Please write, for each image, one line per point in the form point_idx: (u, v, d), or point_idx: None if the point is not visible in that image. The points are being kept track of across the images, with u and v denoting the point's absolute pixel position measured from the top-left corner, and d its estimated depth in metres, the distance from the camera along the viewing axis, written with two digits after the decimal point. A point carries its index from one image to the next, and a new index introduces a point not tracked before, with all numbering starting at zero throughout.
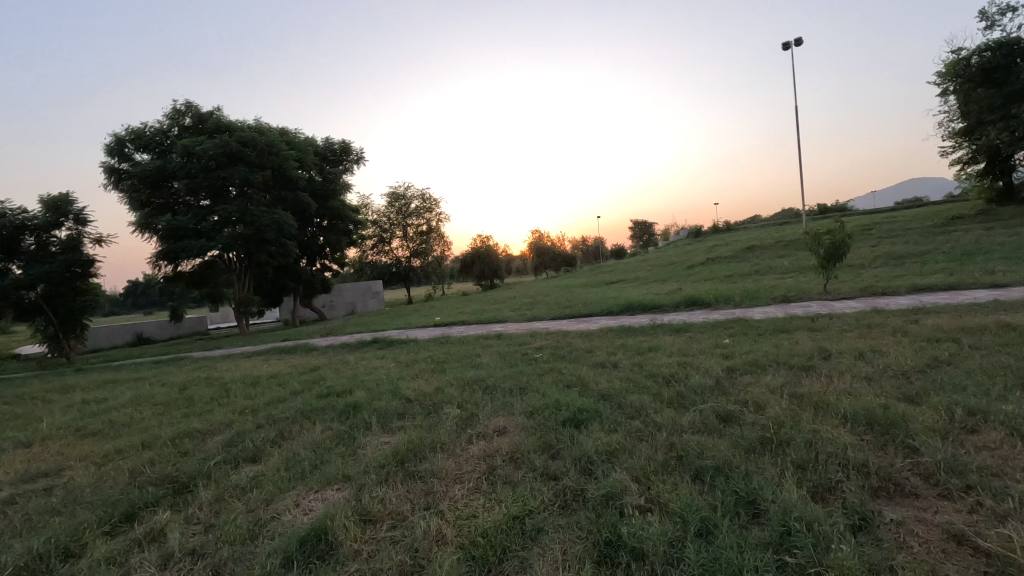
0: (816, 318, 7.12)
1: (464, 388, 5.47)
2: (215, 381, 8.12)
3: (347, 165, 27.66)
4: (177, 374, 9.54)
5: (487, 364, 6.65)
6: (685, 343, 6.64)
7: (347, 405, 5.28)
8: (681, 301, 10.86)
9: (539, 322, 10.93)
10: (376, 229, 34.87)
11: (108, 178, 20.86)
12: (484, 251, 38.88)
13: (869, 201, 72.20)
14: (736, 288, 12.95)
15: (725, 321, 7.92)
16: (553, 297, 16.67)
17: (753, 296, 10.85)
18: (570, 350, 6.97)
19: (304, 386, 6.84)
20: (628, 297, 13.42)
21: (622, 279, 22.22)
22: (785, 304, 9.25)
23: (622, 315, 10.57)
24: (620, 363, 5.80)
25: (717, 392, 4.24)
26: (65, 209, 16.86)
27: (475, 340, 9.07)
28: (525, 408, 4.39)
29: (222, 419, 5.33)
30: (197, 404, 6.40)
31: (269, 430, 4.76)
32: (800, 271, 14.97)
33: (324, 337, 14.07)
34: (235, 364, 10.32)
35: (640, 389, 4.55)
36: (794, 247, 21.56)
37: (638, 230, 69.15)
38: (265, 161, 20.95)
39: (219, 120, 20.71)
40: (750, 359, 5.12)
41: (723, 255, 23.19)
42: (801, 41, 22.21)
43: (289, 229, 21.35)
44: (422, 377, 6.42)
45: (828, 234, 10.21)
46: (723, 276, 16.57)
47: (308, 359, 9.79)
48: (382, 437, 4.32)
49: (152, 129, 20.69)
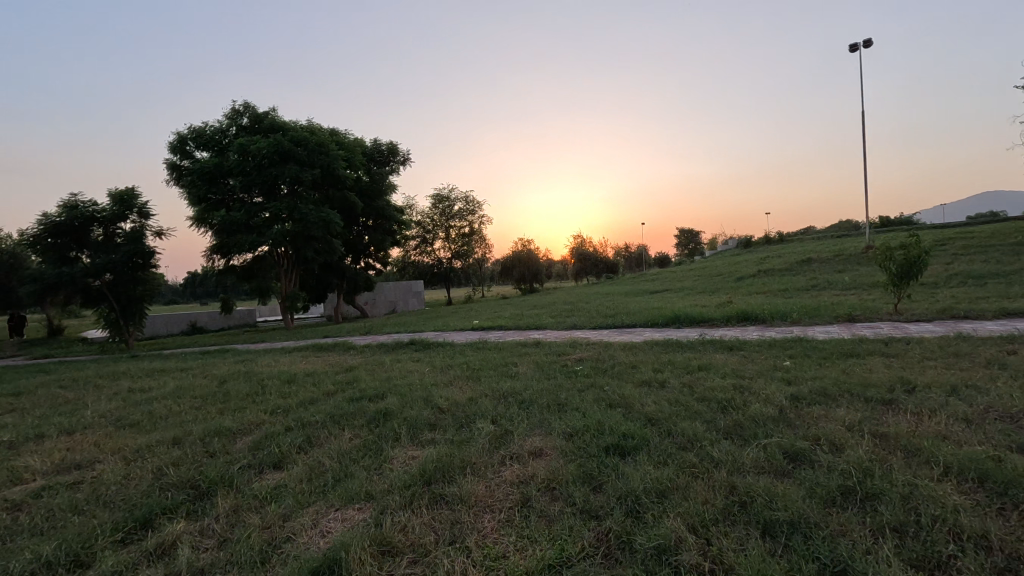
0: (890, 342, 6.44)
1: (499, 400, 5.18)
2: (254, 376, 8.18)
3: (394, 166, 28.04)
4: (219, 367, 9.69)
5: (524, 374, 6.33)
6: (739, 362, 6.11)
7: (377, 412, 5.10)
8: (732, 315, 10.21)
9: (579, 332, 10.52)
10: (419, 229, 35.28)
11: (170, 174, 21.91)
12: (525, 255, 38.66)
13: (938, 215, 67.57)
14: (792, 303, 12.13)
15: (783, 340, 7.30)
16: (595, 305, 16.23)
17: (812, 313, 10.08)
18: (612, 364, 6.56)
19: (337, 387, 6.71)
20: (674, 308, 12.80)
21: (666, 289, 21.46)
22: (851, 324, 8.48)
23: (668, 328, 10.03)
24: (668, 382, 5.37)
25: (782, 423, 3.77)
26: (131, 202, 17.76)
27: (512, 347, 8.78)
28: (564, 429, 4.05)
29: (253, 419, 5.25)
30: (232, 400, 6.38)
31: (297, 434, 4.62)
32: (864, 287, 13.91)
33: (362, 336, 14.13)
34: (274, 360, 10.43)
35: (692, 415, 4.13)
36: (856, 261, 20.21)
37: (684, 238, 67.25)
38: (315, 160, 21.47)
39: (273, 120, 21.43)
40: (818, 386, 4.59)
41: (776, 268, 21.99)
42: (871, 43, 20.84)
43: (336, 228, 21.77)
44: (457, 385, 6.17)
45: (901, 249, 9.36)
46: (778, 289, 15.61)
47: (344, 358, 9.75)
48: (410, 451, 4.07)
49: (212, 128, 21.61)
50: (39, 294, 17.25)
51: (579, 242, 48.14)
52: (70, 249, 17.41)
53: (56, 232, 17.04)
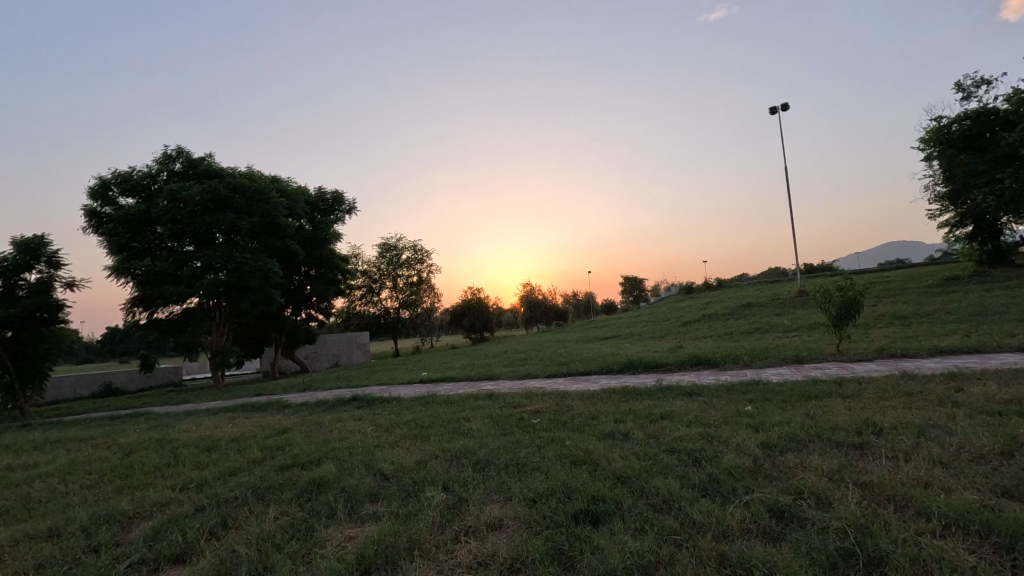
0: (842, 383, 6.47)
1: (452, 462, 4.65)
2: (167, 444, 7.16)
3: (339, 214, 27.37)
4: (128, 435, 8.47)
5: (479, 430, 5.84)
6: (701, 409, 5.90)
7: (311, 482, 4.43)
8: (685, 360, 10.18)
9: (533, 381, 10.12)
10: (365, 279, 34.30)
11: (89, 220, 20.25)
12: (474, 303, 38.32)
13: (853, 261, 73.68)
14: (740, 346, 12.34)
15: (740, 384, 7.21)
16: (548, 353, 15.94)
17: (761, 355, 10.22)
18: (571, 416, 6.18)
19: (266, 454, 5.90)
20: (628, 355, 12.70)
21: (616, 335, 21.57)
22: (800, 366, 8.60)
23: (624, 375, 9.84)
24: (633, 433, 5.05)
25: (760, 475, 3.51)
26: (38, 251, 16.11)
27: (465, 401, 8.24)
28: (527, 493, 3.60)
29: (159, 498, 4.42)
30: (136, 475, 5.44)
31: (210, 515, 3.87)
32: (803, 330, 14.46)
33: (300, 392, 13.03)
34: (196, 423, 9.29)
35: (665, 470, 3.81)
36: (791, 305, 21.24)
37: (629, 286, 69.26)
38: (254, 208, 20.54)
39: (210, 166, 20.55)
40: (787, 432, 4.40)
41: (719, 312, 22.74)
42: (788, 107, 22.83)
43: (275, 278, 20.65)
44: (404, 446, 5.57)
45: (838, 292, 9.75)
46: (724, 333, 15.99)
47: (277, 419, 8.81)
48: (346, 531, 3.45)
49: (140, 174, 20.39)
50: None
51: (529, 290, 48.42)
52: None
53: None
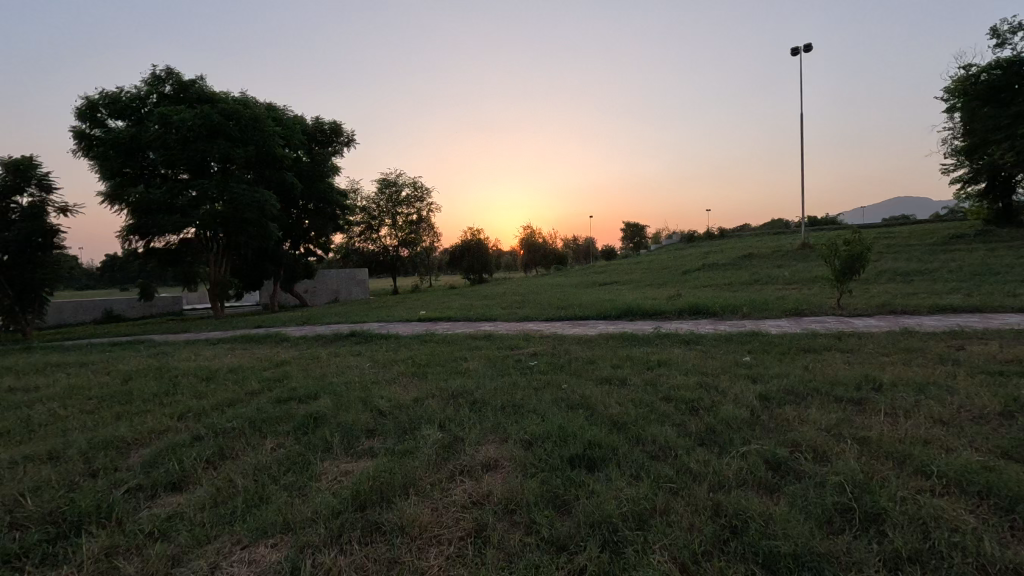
0: (842, 337, 6.44)
1: (449, 401, 4.66)
2: (166, 373, 7.20)
3: (337, 147, 26.51)
4: (127, 362, 8.54)
5: (476, 371, 5.84)
6: (699, 358, 5.89)
7: (307, 415, 4.45)
8: (684, 308, 10.15)
9: (531, 324, 10.13)
10: (364, 215, 33.80)
11: (77, 143, 19.55)
12: (474, 244, 38.05)
13: (858, 215, 72.86)
14: (739, 297, 12.31)
15: (739, 334, 7.19)
16: (546, 296, 15.94)
17: (760, 306, 10.18)
18: (568, 360, 6.18)
19: (263, 387, 5.93)
20: (626, 301, 12.68)
21: (615, 281, 21.53)
22: (800, 318, 8.57)
23: (622, 321, 9.84)
24: (630, 379, 5.04)
25: (757, 426, 3.50)
26: (28, 173, 15.64)
27: (462, 341, 8.25)
28: (522, 435, 3.60)
29: (156, 426, 4.45)
30: (135, 402, 5.48)
31: (208, 445, 3.90)
32: (803, 283, 14.40)
33: (299, 326, 13.10)
34: (195, 353, 9.36)
35: (661, 418, 3.80)
36: (793, 258, 21.08)
37: (630, 233, 68.65)
38: (248, 136, 19.80)
39: (201, 90, 19.61)
40: (785, 384, 4.38)
41: (719, 262, 22.60)
42: (811, 48, 21.58)
43: (272, 210, 20.25)
44: (401, 383, 5.58)
45: (845, 245, 9.57)
46: (723, 283, 15.93)
47: (275, 352, 8.85)
48: (342, 465, 3.47)
49: (129, 95, 19.48)
50: None
51: (529, 232, 47.96)
52: None
53: None
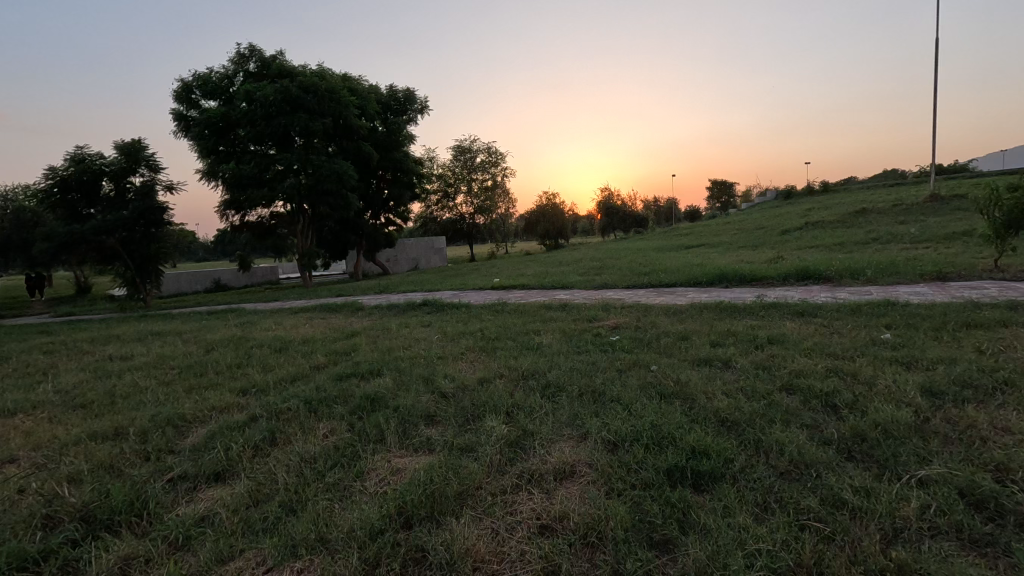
0: (1018, 308, 5.01)
1: (518, 384, 4.09)
2: (245, 343, 7.31)
3: (411, 115, 26.35)
4: (216, 331, 8.87)
5: (551, 347, 5.20)
6: (821, 334, 4.86)
7: (365, 396, 4.08)
8: (790, 273, 8.81)
9: (611, 292, 9.31)
10: (440, 183, 33.90)
11: (177, 124, 20.92)
12: (550, 209, 37.11)
13: (998, 161, 62.20)
14: (858, 258, 10.59)
15: (869, 304, 5.91)
16: (626, 261, 14.90)
17: (888, 269, 8.57)
18: (656, 335, 5.37)
19: (329, 361, 5.71)
20: (717, 265, 11.37)
21: (703, 244, 19.83)
22: (944, 284, 7.02)
23: (716, 288, 8.71)
24: (736, 361, 4.18)
25: (932, 436, 2.58)
26: (138, 155, 16.87)
27: (535, 311, 7.64)
28: (605, 434, 2.95)
29: (219, 403, 4.31)
30: (209, 374, 5.48)
31: (263, 426, 3.64)
32: (939, 240, 12.18)
33: (376, 295, 13.22)
34: (278, 322, 9.59)
35: (787, 415, 2.98)
36: (921, 212, 18.09)
37: (717, 192, 63.89)
38: (326, 107, 19.99)
39: (281, 65, 20.04)
40: (957, 374, 3.32)
41: (827, 219, 19.99)
42: None
43: (351, 181, 20.59)
44: (468, 360, 5.10)
45: (1009, 192, 7.67)
46: (833, 243, 13.92)
47: (349, 322, 8.79)
48: (394, 461, 3.04)
49: (217, 75, 20.39)
50: (54, 251, 16.73)
51: (606, 195, 45.90)
52: (81, 205, 16.70)
53: (63, 187, 16.32)
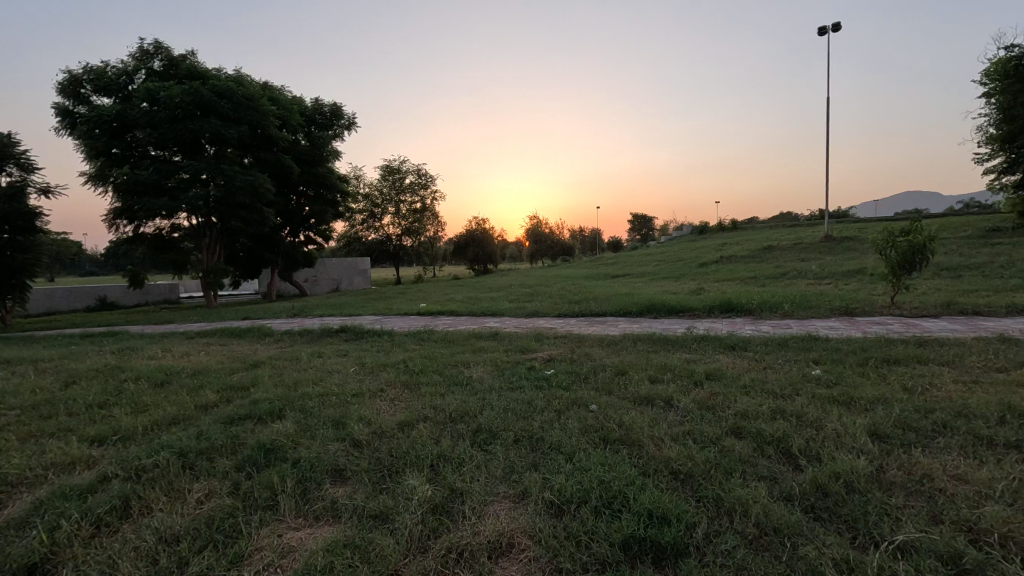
0: (927, 345, 5.28)
1: (444, 429, 3.59)
2: (118, 375, 6.16)
3: (338, 130, 25.27)
4: (84, 359, 7.49)
5: (483, 383, 4.73)
6: (757, 369, 4.81)
7: (258, 445, 3.37)
8: (714, 305, 9.03)
9: (542, 321, 9.05)
10: (366, 203, 32.74)
11: (61, 120, 18.48)
12: (479, 234, 37.01)
13: (873, 208, 71.08)
14: (772, 292, 11.17)
15: (793, 338, 6.01)
16: (556, 289, 14.82)
17: (801, 303, 9.01)
18: (593, 369, 5.08)
19: (220, 398, 4.85)
20: (645, 295, 11.52)
21: (628, 273, 20.39)
22: (853, 319, 7.43)
23: (646, 318, 8.72)
24: (678, 399, 3.96)
25: (893, 489, 2.41)
26: (8, 151, 14.61)
27: (464, 340, 7.15)
28: (547, 494, 2.54)
29: (60, 457, 3.39)
30: (59, 417, 4.43)
31: (114, 491, 2.84)
32: (839, 277, 13.21)
33: (289, 319, 12.06)
34: (166, 349, 8.31)
35: (741, 466, 2.72)
36: (819, 250, 19.80)
37: (638, 224, 67.35)
38: (242, 115, 18.58)
39: (192, 65, 18.44)
40: (897, 415, 3.26)
41: (739, 254, 21.36)
42: (840, 26, 19.94)
43: (267, 194, 19.15)
44: (388, 398, 4.51)
45: (903, 234, 8.37)
46: (747, 277, 14.75)
47: (253, 349, 7.79)
48: (287, 535, 2.42)
49: (115, 70, 18.37)
50: None
51: (535, 222, 46.70)
52: None
53: None
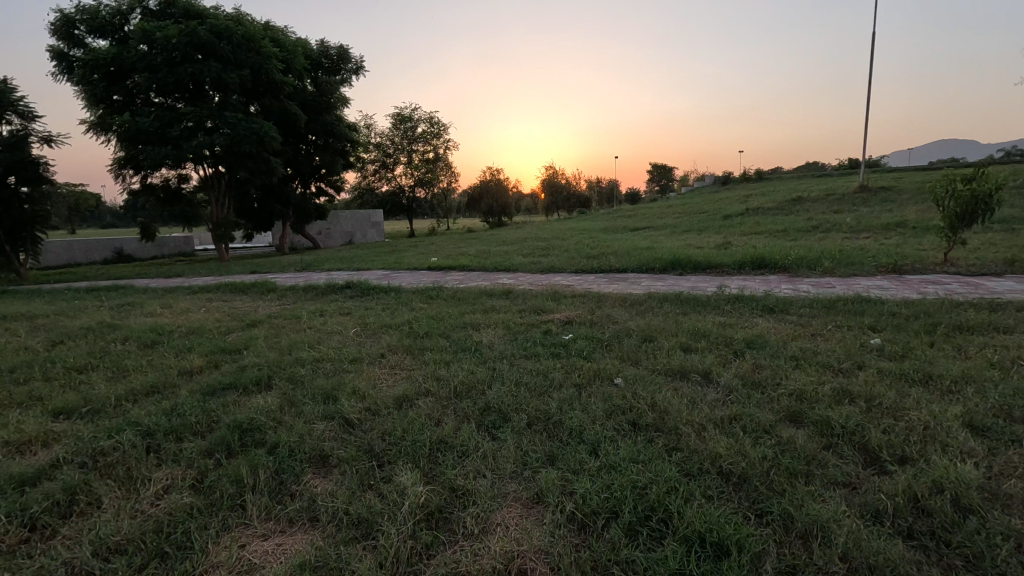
0: (1001, 309, 4.62)
1: (447, 406, 3.12)
2: (109, 334, 5.79)
3: (345, 75, 24.08)
4: (79, 316, 7.17)
5: (493, 349, 4.23)
6: (804, 336, 4.23)
7: (234, 424, 2.94)
8: (745, 261, 8.32)
9: (559, 277, 8.48)
10: (377, 152, 31.78)
11: (57, 65, 17.72)
12: (493, 185, 35.98)
13: (906, 158, 67.63)
14: (806, 246, 10.40)
15: (841, 300, 5.37)
16: (573, 242, 14.13)
17: (842, 259, 8.26)
18: (616, 334, 4.54)
19: (207, 362, 4.43)
20: (668, 250, 10.82)
21: (649, 226, 19.53)
22: (904, 278, 6.72)
23: (671, 275, 8.10)
24: (718, 373, 3.41)
25: (1014, 508, 1.87)
26: (6, 99, 13.88)
27: (476, 298, 6.65)
28: (567, 502, 2.05)
29: (16, 434, 3.00)
30: (32, 384, 4.05)
31: (60, 480, 2.43)
32: (878, 230, 12.31)
33: (295, 273, 11.67)
34: (165, 306, 7.96)
35: (810, 468, 2.19)
36: (853, 202, 18.64)
37: (657, 175, 65.38)
38: (242, 58, 17.58)
39: (189, 3, 17.35)
40: (995, 401, 2.67)
41: (766, 206, 20.27)
42: None
43: (272, 142, 18.39)
44: (388, 365, 4.06)
45: (964, 182, 7.49)
46: (777, 230, 13.89)
47: (254, 307, 7.39)
48: (254, 546, 2.01)
49: (108, 9, 17.37)
50: None
51: (550, 173, 45.32)
52: None
53: None
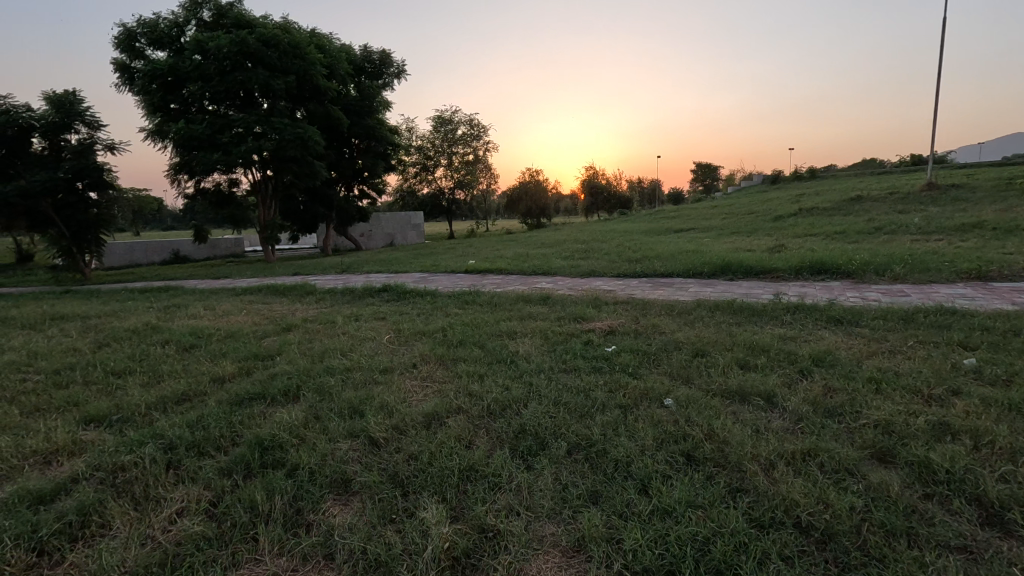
0: None
1: (479, 428, 2.86)
2: (152, 337, 5.86)
3: (387, 79, 24.40)
4: (127, 317, 7.35)
5: (530, 362, 3.95)
6: (881, 354, 3.74)
7: (255, 441, 2.78)
8: (803, 266, 7.72)
9: (600, 282, 8.12)
10: (418, 155, 32.11)
11: (120, 76, 18.71)
12: (532, 187, 35.73)
13: (976, 153, 63.00)
14: (871, 249, 9.62)
15: (921, 311, 4.80)
16: (614, 245, 13.68)
17: (914, 264, 7.54)
18: (665, 347, 4.18)
19: (239, 369, 4.36)
20: (716, 253, 10.25)
21: (694, 227, 18.79)
22: (990, 286, 6.03)
23: (721, 281, 7.60)
24: (784, 397, 3.01)
25: None
26: (75, 109, 14.53)
27: (513, 304, 6.39)
28: (613, 559, 1.75)
29: (45, 443, 2.95)
30: (71, 388, 4.07)
31: (75, 499, 2.32)
32: (953, 231, 11.28)
33: (335, 275, 11.77)
34: (209, 308, 8.09)
35: (912, 527, 1.81)
36: (920, 201, 17.31)
37: (701, 175, 63.51)
38: (289, 65, 18.02)
39: (240, 14, 17.94)
40: None
41: (822, 205, 19.15)
42: None
43: (317, 147, 18.76)
44: (420, 377, 3.85)
45: None
46: (835, 231, 13.00)
47: (292, 310, 7.39)
48: None
49: (166, 22, 18.19)
50: None
51: (590, 173, 44.68)
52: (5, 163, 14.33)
53: None
